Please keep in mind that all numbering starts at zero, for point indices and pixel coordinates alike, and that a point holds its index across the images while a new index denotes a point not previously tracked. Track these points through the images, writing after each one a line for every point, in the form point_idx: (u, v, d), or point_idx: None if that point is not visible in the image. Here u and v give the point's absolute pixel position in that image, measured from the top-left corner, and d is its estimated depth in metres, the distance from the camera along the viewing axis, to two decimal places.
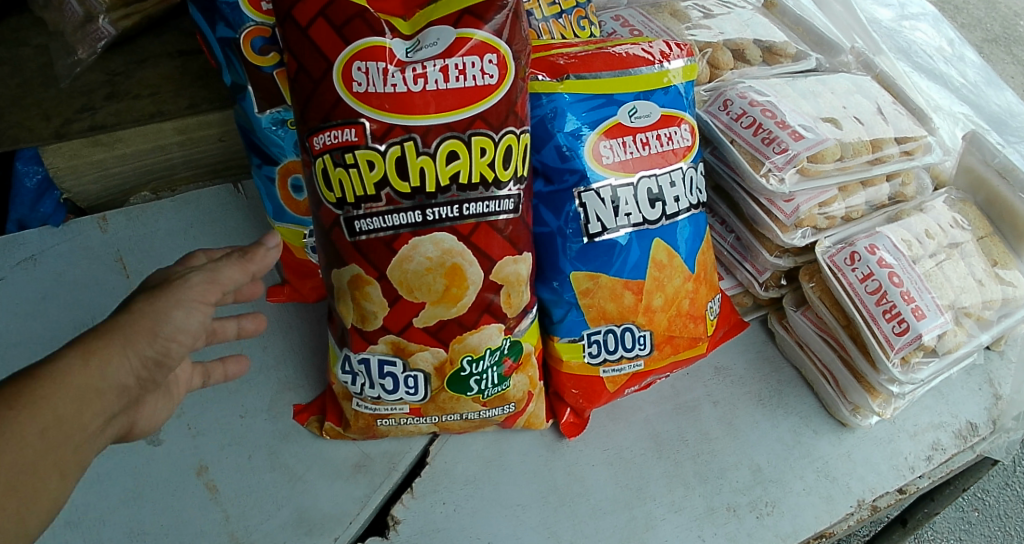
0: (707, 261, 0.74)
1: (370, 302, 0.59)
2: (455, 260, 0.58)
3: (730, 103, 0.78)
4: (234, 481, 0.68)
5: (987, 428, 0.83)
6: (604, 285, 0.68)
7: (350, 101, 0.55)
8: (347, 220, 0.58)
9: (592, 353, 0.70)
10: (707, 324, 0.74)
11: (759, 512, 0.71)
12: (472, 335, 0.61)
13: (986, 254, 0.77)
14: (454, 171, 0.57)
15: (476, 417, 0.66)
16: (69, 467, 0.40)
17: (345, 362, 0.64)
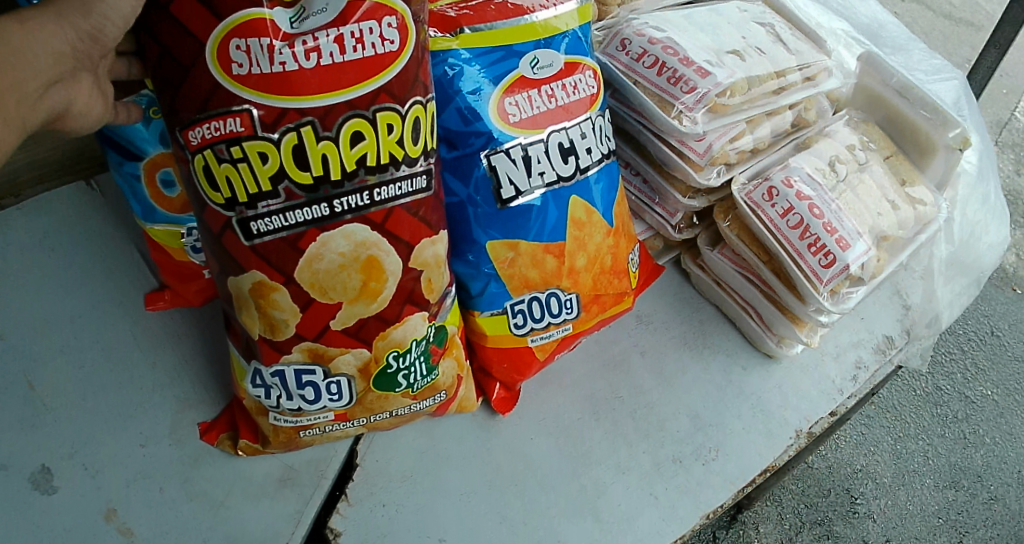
0: (623, 213, 0.71)
1: (278, 311, 0.54)
2: (371, 252, 0.53)
3: (628, 43, 0.74)
4: (147, 520, 0.60)
5: (902, 340, 0.85)
6: (524, 252, 0.64)
7: (230, 86, 0.47)
8: (242, 222, 0.51)
9: (519, 324, 0.66)
10: (631, 276, 0.72)
11: (704, 458, 0.71)
12: (397, 329, 0.57)
13: (895, 174, 0.78)
14: (360, 155, 0.51)
15: (407, 412, 0.62)
16: (6, 119, 0.42)
17: (255, 375, 0.58)
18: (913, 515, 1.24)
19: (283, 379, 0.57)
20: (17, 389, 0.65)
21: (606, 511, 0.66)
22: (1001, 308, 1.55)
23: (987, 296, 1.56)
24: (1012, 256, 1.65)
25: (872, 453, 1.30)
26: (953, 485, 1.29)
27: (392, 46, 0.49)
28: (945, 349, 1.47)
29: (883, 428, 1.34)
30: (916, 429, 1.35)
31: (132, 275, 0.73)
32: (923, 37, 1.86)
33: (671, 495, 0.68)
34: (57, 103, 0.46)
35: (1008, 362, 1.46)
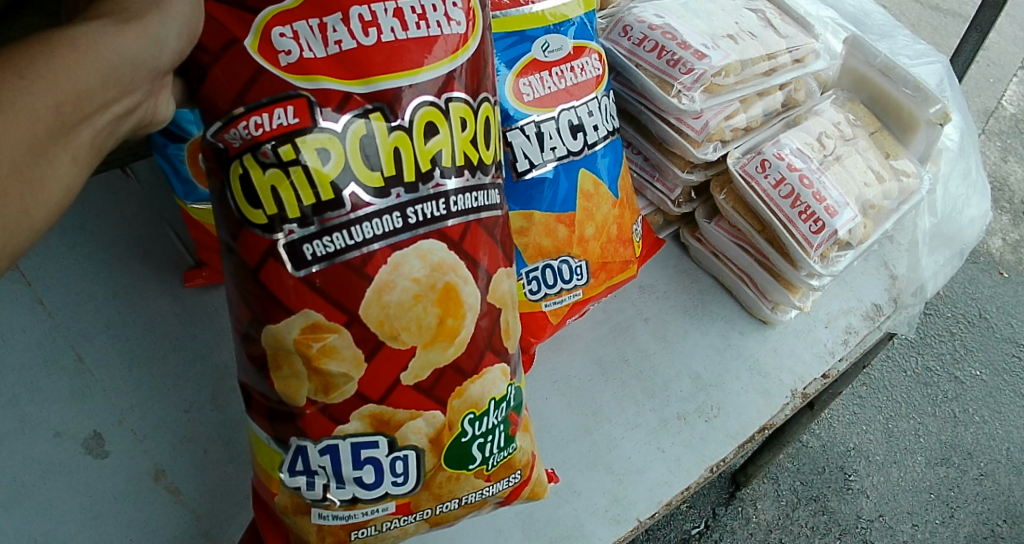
0: (627, 185, 0.76)
1: (337, 361, 0.47)
2: (448, 278, 0.49)
3: (630, 29, 0.79)
4: (194, 480, 0.64)
5: (889, 307, 0.90)
6: (540, 221, 0.68)
7: (281, 73, 0.46)
8: (295, 244, 0.46)
9: (533, 290, 0.70)
10: (634, 246, 0.77)
11: (707, 415, 0.76)
12: (475, 383, 0.52)
13: (880, 148, 0.83)
14: (436, 150, 0.49)
15: (477, 498, 0.55)
16: (80, 160, 0.35)
17: (298, 457, 0.50)
18: (906, 491, 1.29)
19: (335, 455, 0.50)
20: (68, 361, 0.70)
21: (618, 464, 0.71)
22: (987, 290, 1.61)
23: (973, 279, 1.62)
24: (999, 239, 1.70)
25: (864, 431, 1.36)
26: (944, 461, 1.34)
27: (459, 27, 0.50)
28: (933, 330, 1.53)
29: (874, 408, 1.39)
30: (906, 408, 1.40)
31: (167, 256, 0.78)
32: (911, 27, 1.93)
33: (677, 450, 0.73)
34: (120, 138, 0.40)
35: (994, 342, 1.52)
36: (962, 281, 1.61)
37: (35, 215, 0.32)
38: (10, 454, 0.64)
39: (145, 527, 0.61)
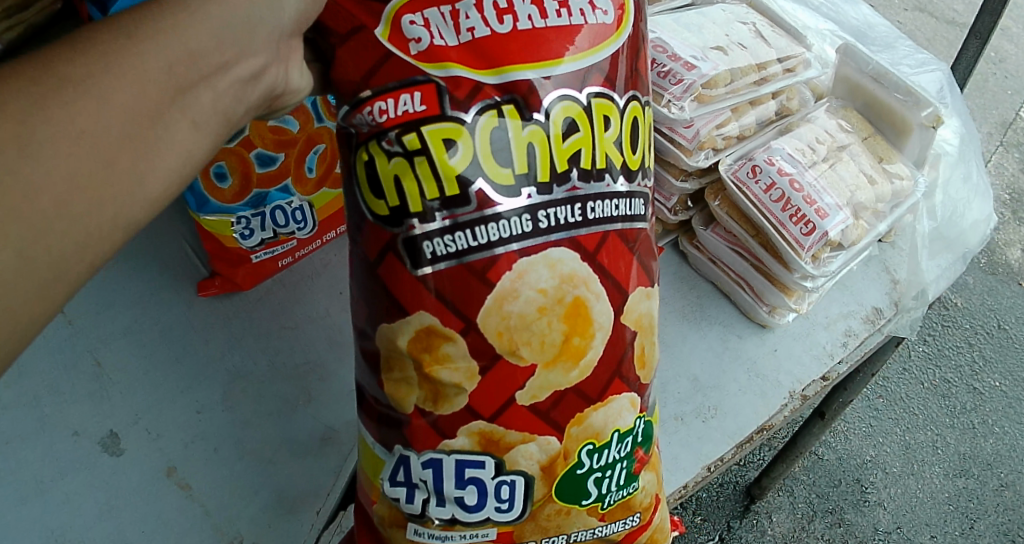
0: None
1: (449, 370, 0.47)
2: (576, 293, 0.48)
3: None
4: (206, 476, 0.67)
5: (890, 310, 0.91)
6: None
7: (412, 61, 0.46)
8: (416, 241, 0.47)
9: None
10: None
11: (704, 416, 0.77)
12: (597, 412, 0.50)
13: (873, 152, 0.85)
14: (574, 150, 0.48)
15: (590, 537, 0.53)
16: (203, 120, 0.38)
17: (400, 467, 0.51)
18: (924, 503, 1.31)
19: (439, 469, 0.49)
20: (86, 366, 0.73)
21: None
22: (1006, 299, 1.60)
23: (991, 290, 1.61)
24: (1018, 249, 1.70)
25: (881, 444, 1.37)
26: (963, 473, 1.35)
27: (604, 16, 0.49)
28: (947, 342, 1.52)
29: (891, 420, 1.40)
30: (924, 420, 1.41)
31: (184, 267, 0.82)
32: (924, 42, 1.95)
33: (674, 449, 0.75)
34: (249, 111, 0.43)
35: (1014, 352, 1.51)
36: (982, 289, 1.61)
37: (162, 169, 0.35)
38: (31, 452, 0.67)
39: (157, 520, 0.64)
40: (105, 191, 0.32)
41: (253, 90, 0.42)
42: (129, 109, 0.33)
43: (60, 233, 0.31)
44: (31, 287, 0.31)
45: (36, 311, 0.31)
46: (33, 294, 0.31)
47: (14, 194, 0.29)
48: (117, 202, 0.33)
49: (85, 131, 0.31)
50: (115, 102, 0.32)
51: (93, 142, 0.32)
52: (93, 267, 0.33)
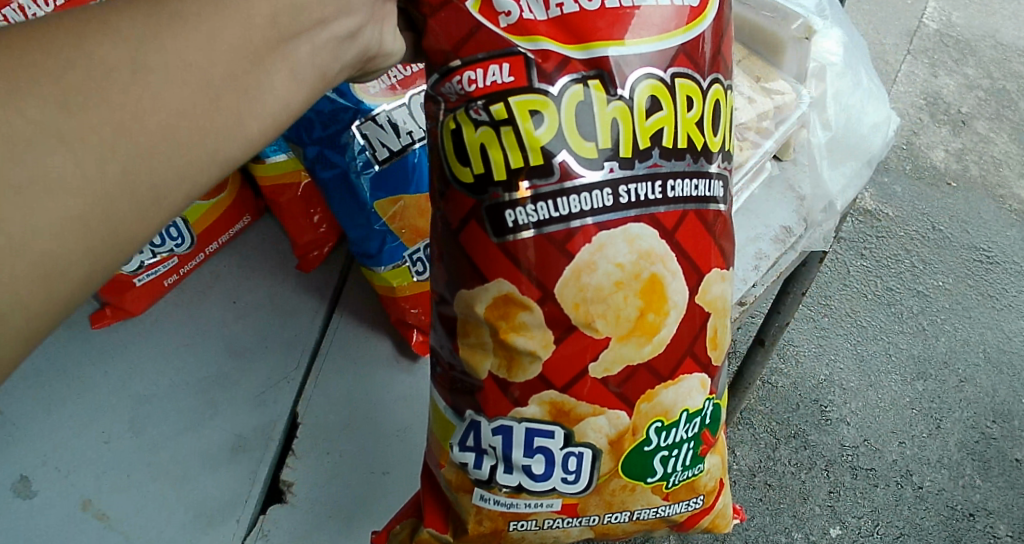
0: None
1: (524, 337, 0.48)
2: (653, 270, 0.48)
3: None
4: (121, 504, 0.76)
5: (801, 228, 0.78)
6: (408, 205, 0.82)
7: (502, 34, 0.46)
8: (499, 209, 0.47)
9: (419, 271, 0.84)
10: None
11: None
12: (668, 389, 0.51)
13: (749, 73, 0.82)
14: (656, 128, 0.48)
15: (652, 514, 0.55)
16: (299, 71, 0.40)
17: (472, 432, 0.52)
18: (886, 411, 1.32)
19: (509, 437, 0.51)
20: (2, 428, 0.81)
21: None
22: (892, 238, 1.59)
23: (880, 236, 1.59)
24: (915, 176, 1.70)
25: (834, 361, 1.37)
26: (921, 376, 1.38)
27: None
28: (838, 272, 1.51)
29: (840, 335, 1.41)
30: (872, 332, 1.42)
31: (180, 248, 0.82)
32: None
33: None
34: (344, 71, 0.45)
35: (922, 262, 1.55)
36: (874, 232, 1.59)
37: (262, 110, 0.38)
38: None
39: None
40: (205, 122, 0.35)
41: (347, 51, 0.44)
42: (232, 51, 0.36)
43: (163, 157, 0.34)
44: (135, 202, 0.33)
45: (138, 227, 0.34)
46: (140, 208, 0.34)
47: (125, 115, 0.32)
48: (216, 135, 0.36)
49: (192, 65, 0.35)
50: (224, 38, 0.36)
51: (200, 72, 0.35)
52: (191, 197, 0.36)
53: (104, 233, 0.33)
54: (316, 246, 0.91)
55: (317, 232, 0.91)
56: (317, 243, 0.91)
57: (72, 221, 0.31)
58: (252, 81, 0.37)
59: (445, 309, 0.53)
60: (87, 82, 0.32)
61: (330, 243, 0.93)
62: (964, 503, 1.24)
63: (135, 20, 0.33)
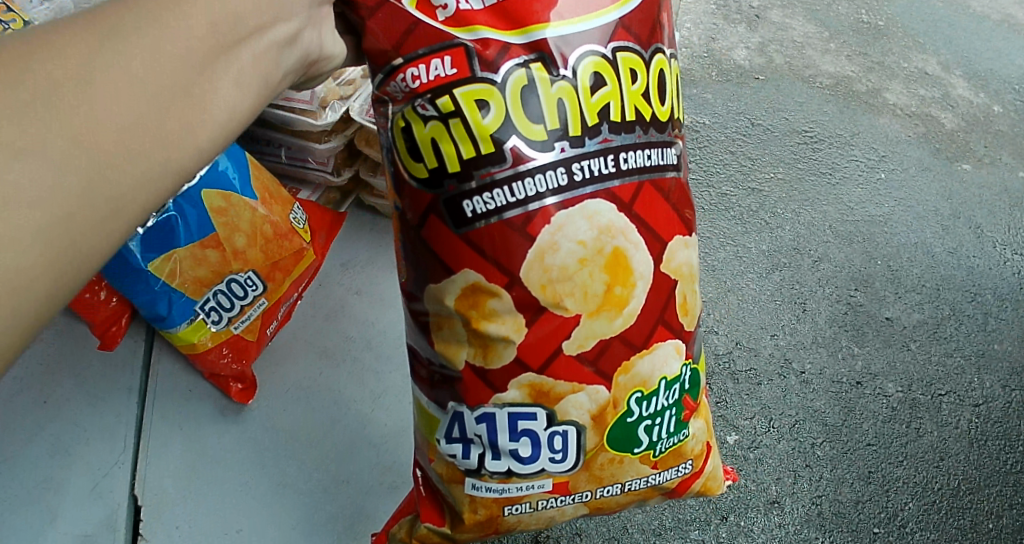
0: (265, 183, 0.87)
1: (496, 324, 0.49)
2: (616, 243, 0.48)
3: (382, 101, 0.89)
4: None
5: None
6: (181, 259, 0.80)
7: (442, 27, 0.47)
8: (455, 201, 0.48)
9: (215, 320, 0.84)
10: (300, 234, 0.90)
11: None
12: (643, 359, 0.51)
13: None
14: (602, 104, 0.48)
15: (644, 484, 0.56)
16: (244, 80, 0.42)
17: (456, 422, 0.53)
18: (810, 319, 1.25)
19: (493, 423, 0.52)
20: None
21: None
22: (748, 94, 1.52)
23: (734, 95, 1.51)
24: (742, 28, 1.66)
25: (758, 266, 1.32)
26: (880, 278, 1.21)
27: None
28: (698, 138, 1.41)
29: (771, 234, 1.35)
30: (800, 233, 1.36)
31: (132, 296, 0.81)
32: None
33: None
34: (288, 76, 0.46)
35: (778, 91, 1.53)
36: (725, 98, 1.50)
37: (208, 120, 0.39)
38: None
39: None
40: (154, 131, 0.36)
41: (288, 55, 0.45)
42: (174, 60, 0.37)
43: (114, 169, 0.35)
44: (92, 214, 0.34)
45: (96, 237, 0.35)
46: (100, 218, 0.35)
47: (75, 126, 0.33)
48: (167, 145, 0.37)
49: (137, 76, 0.36)
50: (167, 50, 0.37)
51: (144, 84, 0.36)
52: (145, 208, 0.37)
53: (64, 243, 0.34)
54: (114, 321, 0.89)
55: (110, 307, 0.87)
56: (114, 317, 0.88)
57: (32, 234, 0.32)
58: (197, 90, 0.39)
59: (416, 306, 0.53)
60: (36, 98, 0.33)
61: (126, 313, 0.90)
62: (903, 257, 1.23)
63: (77, 37, 0.35)
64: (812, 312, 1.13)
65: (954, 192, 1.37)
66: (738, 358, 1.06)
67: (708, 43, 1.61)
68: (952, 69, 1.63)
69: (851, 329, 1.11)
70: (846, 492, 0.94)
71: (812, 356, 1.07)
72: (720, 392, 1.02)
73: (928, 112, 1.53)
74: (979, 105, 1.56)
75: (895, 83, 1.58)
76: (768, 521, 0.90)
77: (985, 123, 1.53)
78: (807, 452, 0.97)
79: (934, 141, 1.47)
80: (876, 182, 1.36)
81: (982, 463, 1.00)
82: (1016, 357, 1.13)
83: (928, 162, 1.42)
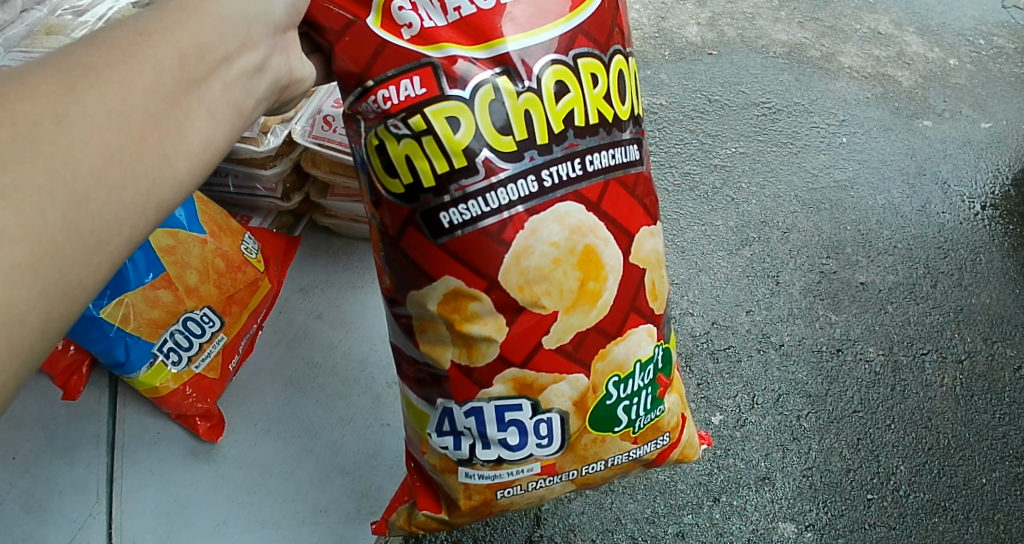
0: (215, 218, 0.90)
1: (478, 325, 0.52)
2: (587, 241, 0.52)
3: (330, 119, 0.91)
4: None
5: None
6: (134, 303, 0.81)
7: (407, 46, 0.49)
8: (432, 214, 0.51)
9: (174, 361, 0.85)
10: (253, 264, 0.93)
11: None
12: (618, 345, 0.55)
13: None
14: (567, 111, 0.51)
15: (626, 458, 0.60)
16: (214, 109, 0.44)
17: (446, 416, 0.57)
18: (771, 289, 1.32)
19: (481, 416, 0.55)
20: None
21: None
22: (703, 69, 1.56)
23: (689, 73, 1.55)
24: (691, 4, 1.71)
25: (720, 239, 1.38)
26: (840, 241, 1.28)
27: None
28: (654, 120, 1.45)
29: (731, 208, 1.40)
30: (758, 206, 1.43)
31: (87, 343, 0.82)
32: None
33: None
34: (259, 102, 0.49)
35: (732, 64, 1.58)
36: (679, 77, 1.54)
37: (185, 151, 0.42)
38: None
39: None
40: (134, 164, 0.38)
41: (258, 83, 0.47)
42: (149, 95, 0.39)
43: (99, 203, 0.37)
44: (80, 247, 0.36)
45: (86, 271, 0.37)
46: (89, 252, 0.37)
47: (58, 164, 0.35)
48: (148, 177, 0.39)
49: (113, 110, 0.38)
50: (140, 83, 0.39)
51: (121, 118, 0.38)
52: (129, 241, 0.39)
53: (58, 277, 0.35)
54: (76, 369, 0.90)
55: (70, 355, 0.89)
56: (74, 365, 0.90)
57: (24, 269, 0.33)
58: (172, 121, 0.41)
59: (400, 310, 0.56)
60: (18, 138, 0.34)
61: (87, 360, 0.91)
62: (872, 221, 1.29)
63: (52, 77, 0.36)
64: (785, 284, 1.19)
65: (917, 149, 1.44)
66: (714, 338, 1.11)
67: (658, 22, 1.66)
68: (904, 26, 1.70)
69: (828, 299, 1.17)
70: (837, 461, 1.00)
71: (790, 327, 1.13)
72: (701, 374, 1.07)
73: (885, 72, 1.59)
74: (935, 60, 1.63)
75: (849, 46, 1.64)
76: (760, 497, 0.95)
77: (942, 77, 1.59)
78: (793, 425, 1.03)
79: (893, 100, 1.53)
80: (839, 146, 1.43)
81: (970, 419, 1.06)
82: (990, 306, 1.20)
83: (890, 122, 1.48)
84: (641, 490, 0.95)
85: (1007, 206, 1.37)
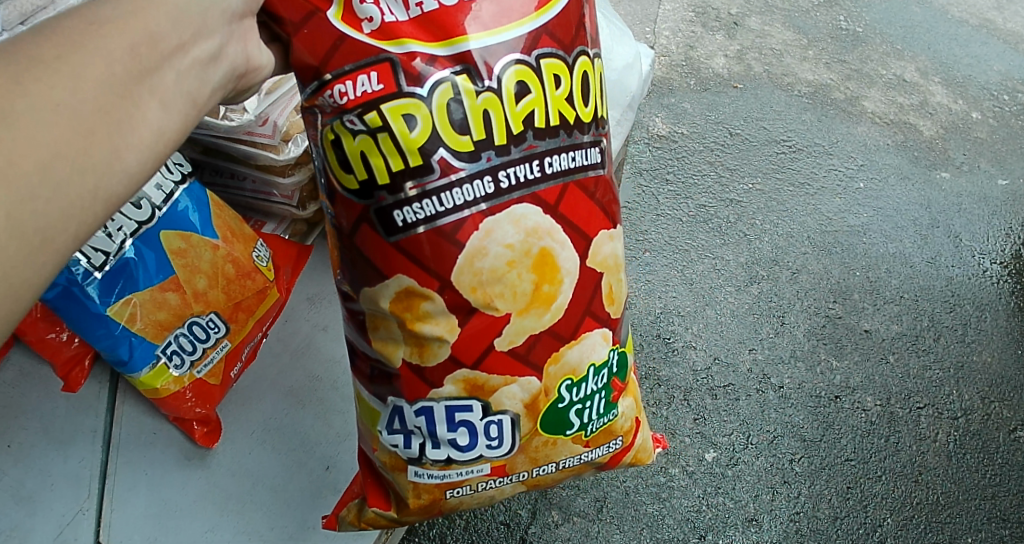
0: (229, 223, 0.88)
1: (429, 325, 0.52)
2: (542, 244, 0.52)
3: None
4: None
5: None
6: (141, 303, 0.80)
7: (366, 39, 0.50)
8: (385, 212, 0.51)
9: (176, 365, 0.84)
10: (264, 271, 0.91)
11: None
12: (571, 349, 0.55)
13: None
14: (527, 111, 0.51)
15: (577, 461, 0.60)
16: (170, 99, 0.42)
17: (395, 413, 0.57)
18: None
19: (431, 416, 0.55)
20: None
21: None
22: (727, 102, 1.58)
23: (712, 104, 1.57)
24: (720, 35, 1.73)
25: None
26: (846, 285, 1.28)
27: None
28: (674, 149, 1.46)
29: None
30: None
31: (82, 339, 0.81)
32: None
33: None
34: (218, 91, 0.47)
35: (756, 99, 1.59)
36: (702, 108, 1.56)
37: (136, 145, 0.40)
38: None
39: None
40: (81, 160, 0.37)
41: (213, 72, 0.45)
42: (97, 87, 0.38)
43: (45, 199, 0.36)
44: (21, 247, 0.35)
45: (28, 269, 0.36)
46: (31, 251, 0.36)
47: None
48: (96, 173, 0.38)
49: (58, 104, 0.36)
50: (88, 75, 0.38)
51: (66, 112, 0.37)
52: (76, 239, 0.39)
53: None
54: (78, 362, 0.88)
55: (74, 348, 0.86)
56: (77, 358, 0.88)
57: None
58: (121, 113, 0.39)
59: (353, 306, 0.57)
60: None
61: (89, 354, 0.89)
62: (882, 268, 1.30)
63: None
64: (791, 325, 1.19)
65: (932, 200, 1.44)
66: (715, 373, 1.11)
67: (686, 51, 1.67)
68: (930, 76, 1.71)
69: (832, 343, 1.17)
70: (825, 508, 1.00)
71: (791, 370, 1.13)
72: (699, 409, 1.07)
73: (907, 119, 1.60)
74: (958, 112, 1.64)
75: (874, 90, 1.65)
76: (746, 539, 0.95)
77: (964, 130, 1.60)
78: (785, 468, 1.02)
79: (913, 148, 1.54)
80: (855, 191, 1.43)
81: (959, 478, 1.06)
82: (992, 366, 1.19)
83: (908, 170, 1.49)
84: (628, 523, 0.95)
85: (1019, 265, 1.37)
